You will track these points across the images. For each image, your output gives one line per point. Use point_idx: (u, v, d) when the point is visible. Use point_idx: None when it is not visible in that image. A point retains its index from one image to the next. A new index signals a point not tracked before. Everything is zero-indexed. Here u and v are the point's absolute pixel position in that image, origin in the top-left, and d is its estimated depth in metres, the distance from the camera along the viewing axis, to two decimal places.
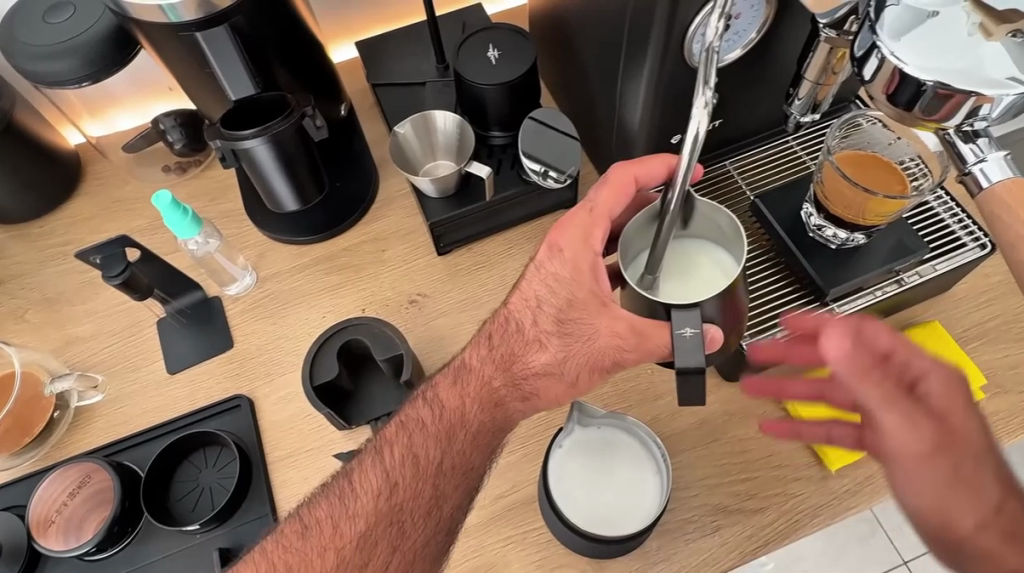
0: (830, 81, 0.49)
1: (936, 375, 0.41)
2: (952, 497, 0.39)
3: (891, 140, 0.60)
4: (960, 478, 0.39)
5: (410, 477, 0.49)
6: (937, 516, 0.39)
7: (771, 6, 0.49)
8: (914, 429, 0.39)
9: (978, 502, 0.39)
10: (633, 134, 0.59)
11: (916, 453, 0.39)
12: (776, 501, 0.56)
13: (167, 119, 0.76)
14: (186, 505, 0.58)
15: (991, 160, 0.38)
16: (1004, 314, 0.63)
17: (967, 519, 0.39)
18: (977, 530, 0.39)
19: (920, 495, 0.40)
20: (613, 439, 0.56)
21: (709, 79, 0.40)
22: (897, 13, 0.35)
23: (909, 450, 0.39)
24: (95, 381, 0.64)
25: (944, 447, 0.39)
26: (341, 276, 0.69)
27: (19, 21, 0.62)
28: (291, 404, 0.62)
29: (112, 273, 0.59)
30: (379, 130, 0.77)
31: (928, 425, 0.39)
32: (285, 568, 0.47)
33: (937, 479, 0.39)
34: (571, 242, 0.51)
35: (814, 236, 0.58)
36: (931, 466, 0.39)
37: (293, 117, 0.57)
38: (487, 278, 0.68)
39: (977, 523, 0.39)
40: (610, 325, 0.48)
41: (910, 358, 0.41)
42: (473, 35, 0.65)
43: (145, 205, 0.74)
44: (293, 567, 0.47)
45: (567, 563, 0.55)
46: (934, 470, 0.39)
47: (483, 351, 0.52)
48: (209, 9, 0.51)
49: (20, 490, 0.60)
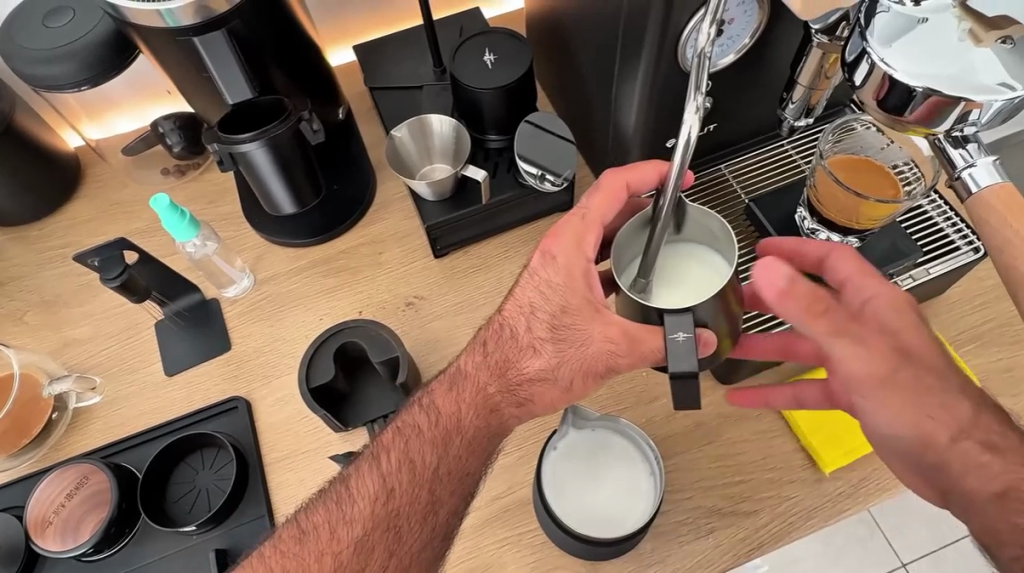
0: (824, 86, 0.49)
1: (883, 299, 0.49)
2: (926, 416, 0.45)
3: (885, 144, 0.60)
4: (925, 392, 0.46)
5: (407, 482, 0.49)
6: (917, 436, 0.45)
7: (764, 11, 0.50)
8: (870, 353, 0.47)
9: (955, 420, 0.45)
10: (628, 137, 0.59)
11: (881, 372, 0.47)
12: (770, 503, 0.56)
13: (166, 122, 0.76)
14: (182, 507, 0.58)
15: (980, 166, 0.39)
16: (998, 318, 0.63)
17: (943, 434, 0.45)
18: (952, 443, 0.45)
19: (901, 422, 0.46)
20: (607, 442, 0.56)
21: (701, 84, 0.40)
22: (887, 19, 0.35)
23: (874, 372, 0.47)
24: (93, 383, 0.65)
25: (903, 362, 0.47)
26: (338, 279, 0.69)
27: (19, 25, 0.62)
28: (288, 406, 0.63)
29: (110, 276, 0.59)
30: (376, 133, 0.77)
31: (880, 346, 0.48)
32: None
33: (905, 395, 0.46)
34: (564, 249, 0.51)
35: (806, 239, 0.59)
36: (893, 386, 0.46)
37: (291, 121, 0.58)
38: (483, 281, 0.68)
39: (952, 437, 0.45)
40: (602, 331, 0.48)
41: (861, 287, 0.50)
42: (470, 39, 0.65)
43: (143, 207, 0.74)
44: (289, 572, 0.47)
45: (562, 565, 0.55)
46: (901, 385, 0.46)
47: (478, 357, 0.53)
48: (207, 14, 0.52)
49: (18, 491, 0.60)
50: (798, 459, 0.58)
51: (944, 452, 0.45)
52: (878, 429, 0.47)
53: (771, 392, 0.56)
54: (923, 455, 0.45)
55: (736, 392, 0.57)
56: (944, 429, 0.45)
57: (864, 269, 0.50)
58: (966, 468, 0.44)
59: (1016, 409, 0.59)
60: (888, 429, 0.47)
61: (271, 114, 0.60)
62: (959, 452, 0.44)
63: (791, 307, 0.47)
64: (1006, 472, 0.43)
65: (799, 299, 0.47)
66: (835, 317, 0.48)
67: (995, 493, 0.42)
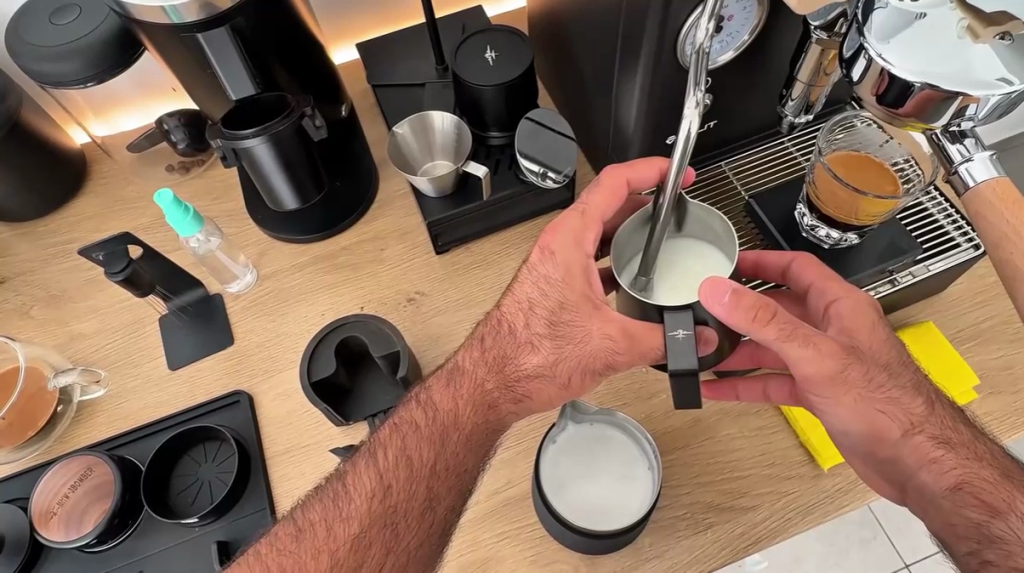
0: (823, 82, 0.49)
1: (846, 302, 0.51)
2: (876, 411, 0.47)
3: (884, 141, 0.61)
4: (875, 387, 0.48)
5: (404, 479, 0.49)
6: (871, 430, 0.48)
7: (763, 8, 0.50)
8: (818, 355, 0.46)
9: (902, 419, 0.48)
10: (629, 133, 0.59)
11: (829, 372, 0.47)
12: (769, 498, 0.56)
13: (170, 120, 0.77)
14: (185, 499, 0.59)
15: (977, 160, 0.39)
16: (998, 316, 0.63)
17: (895, 429, 0.47)
18: (905, 437, 0.47)
19: (851, 418, 0.48)
20: (604, 436, 0.56)
21: (700, 79, 0.40)
22: (885, 16, 0.35)
23: (823, 372, 0.47)
24: (98, 376, 0.65)
25: (852, 360, 0.47)
26: (340, 275, 0.70)
27: (26, 22, 0.63)
28: (290, 400, 0.63)
29: (114, 270, 0.60)
30: (379, 131, 0.78)
31: (830, 346, 0.47)
32: (278, 571, 0.46)
33: (854, 390, 0.47)
34: (562, 244, 0.52)
35: (807, 236, 0.59)
36: (844, 383, 0.47)
37: (293, 117, 0.58)
38: (484, 276, 0.69)
39: (905, 431, 0.47)
40: (602, 327, 0.49)
41: (827, 292, 0.52)
42: (471, 37, 0.66)
43: (148, 203, 0.75)
44: (285, 569, 0.47)
45: (560, 559, 0.55)
46: (850, 381, 0.47)
47: (475, 353, 0.53)
48: (211, 10, 0.52)
49: (24, 483, 0.61)
50: (796, 455, 0.58)
51: (897, 447, 0.47)
52: (832, 424, 0.50)
53: (743, 384, 0.58)
54: (878, 448, 0.48)
55: (710, 385, 0.58)
56: (897, 426, 0.47)
57: (831, 275, 0.53)
58: (919, 461, 0.47)
59: (1017, 407, 0.59)
60: (840, 424, 0.49)
61: (274, 111, 0.60)
62: (912, 446, 0.47)
63: (737, 322, 0.44)
64: (957, 467, 0.46)
65: (745, 313, 0.44)
66: (784, 322, 0.45)
67: (948, 489, 0.46)
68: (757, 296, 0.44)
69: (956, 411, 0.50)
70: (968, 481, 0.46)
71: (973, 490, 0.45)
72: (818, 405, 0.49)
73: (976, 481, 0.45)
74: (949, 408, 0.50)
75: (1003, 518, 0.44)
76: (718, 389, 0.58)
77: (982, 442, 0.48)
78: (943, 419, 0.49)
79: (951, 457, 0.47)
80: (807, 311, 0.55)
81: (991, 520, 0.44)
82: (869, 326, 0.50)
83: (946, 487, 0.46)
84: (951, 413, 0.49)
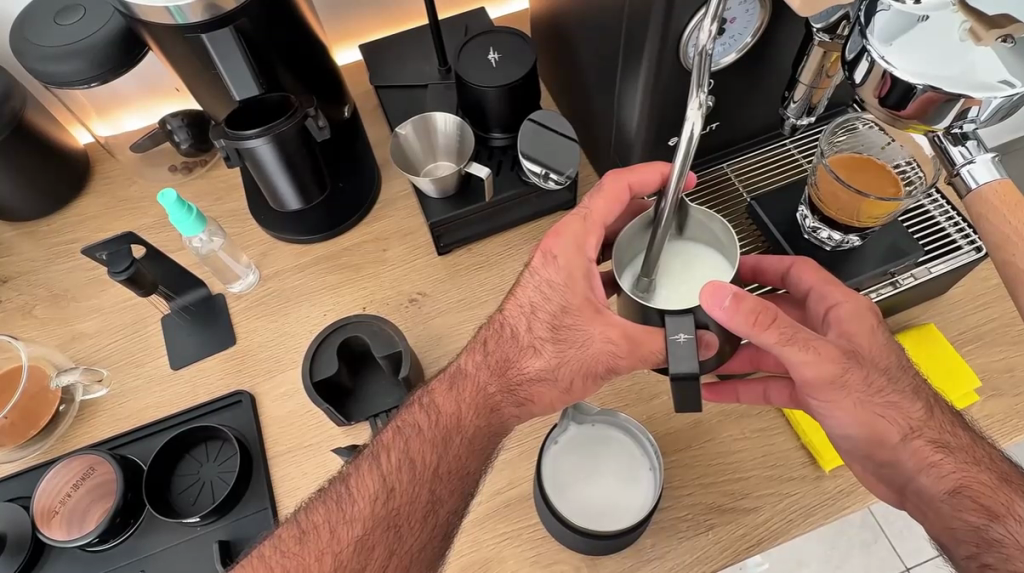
0: (825, 85, 0.49)
1: (846, 306, 0.51)
2: (877, 414, 0.48)
3: (886, 143, 0.61)
4: (875, 392, 0.48)
5: (407, 481, 0.49)
6: (872, 434, 0.48)
7: (766, 12, 0.50)
8: (818, 359, 0.46)
9: (901, 423, 0.48)
10: (632, 134, 0.59)
11: (829, 376, 0.47)
12: (772, 500, 0.56)
13: (173, 120, 0.77)
14: (186, 499, 0.59)
15: (979, 162, 0.39)
16: (1001, 317, 0.63)
17: (894, 434, 0.47)
18: (905, 441, 0.47)
19: (851, 421, 0.48)
20: (606, 436, 0.57)
21: (703, 81, 0.39)
22: (887, 18, 0.35)
23: (823, 376, 0.47)
24: (100, 375, 0.65)
25: (852, 364, 0.47)
26: (342, 275, 0.70)
27: (30, 23, 0.63)
28: (292, 400, 0.63)
29: (117, 270, 0.60)
30: (382, 132, 0.78)
31: (829, 350, 0.47)
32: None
33: (854, 394, 0.47)
34: (564, 249, 0.52)
35: (809, 237, 0.60)
36: (844, 387, 0.47)
37: (297, 117, 0.59)
38: (485, 279, 0.69)
39: (904, 435, 0.47)
40: (602, 331, 0.49)
41: (827, 296, 0.53)
42: (473, 40, 0.66)
43: (151, 204, 0.75)
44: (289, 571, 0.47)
45: (562, 560, 0.55)
46: (849, 385, 0.47)
47: (478, 356, 0.53)
48: (215, 10, 0.53)
49: (25, 482, 0.61)
50: (797, 457, 0.58)
51: (896, 451, 0.47)
52: (832, 427, 0.50)
53: (744, 386, 0.58)
54: (878, 452, 0.48)
55: (710, 385, 0.59)
56: (897, 430, 0.47)
57: (832, 280, 0.53)
58: (919, 465, 0.47)
59: (1018, 409, 0.59)
60: (840, 428, 0.49)
61: (277, 111, 0.60)
62: (912, 449, 0.47)
63: (738, 326, 0.44)
64: (956, 471, 0.46)
65: (745, 316, 0.44)
66: (784, 326, 0.46)
67: (947, 492, 0.46)
68: (756, 300, 0.44)
69: (956, 415, 0.50)
70: (967, 485, 0.46)
71: (971, 494, 0.45)
72: (818, 408, 0.49)
73: (976, 485, 0.45)
74: (948, 412, 0.50)
75: (1002, 521, 0.44)
76: (718, 389, 0.58)
77: (981, 447, 0.48)
78: (943, 423, 0.49)
79: (950, 460, 0.47)
80: (807, 314, 0.55)
81: (990, 524, 0.44)
82: (870, 330, 0.50)
83: (945, 490, 0.46)
84: (950, 417, 0.49)
